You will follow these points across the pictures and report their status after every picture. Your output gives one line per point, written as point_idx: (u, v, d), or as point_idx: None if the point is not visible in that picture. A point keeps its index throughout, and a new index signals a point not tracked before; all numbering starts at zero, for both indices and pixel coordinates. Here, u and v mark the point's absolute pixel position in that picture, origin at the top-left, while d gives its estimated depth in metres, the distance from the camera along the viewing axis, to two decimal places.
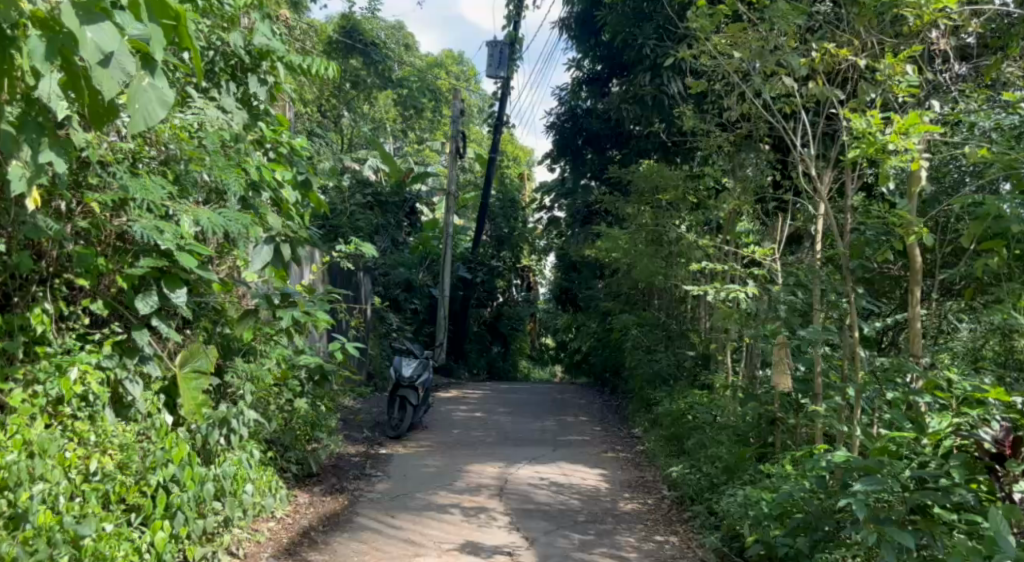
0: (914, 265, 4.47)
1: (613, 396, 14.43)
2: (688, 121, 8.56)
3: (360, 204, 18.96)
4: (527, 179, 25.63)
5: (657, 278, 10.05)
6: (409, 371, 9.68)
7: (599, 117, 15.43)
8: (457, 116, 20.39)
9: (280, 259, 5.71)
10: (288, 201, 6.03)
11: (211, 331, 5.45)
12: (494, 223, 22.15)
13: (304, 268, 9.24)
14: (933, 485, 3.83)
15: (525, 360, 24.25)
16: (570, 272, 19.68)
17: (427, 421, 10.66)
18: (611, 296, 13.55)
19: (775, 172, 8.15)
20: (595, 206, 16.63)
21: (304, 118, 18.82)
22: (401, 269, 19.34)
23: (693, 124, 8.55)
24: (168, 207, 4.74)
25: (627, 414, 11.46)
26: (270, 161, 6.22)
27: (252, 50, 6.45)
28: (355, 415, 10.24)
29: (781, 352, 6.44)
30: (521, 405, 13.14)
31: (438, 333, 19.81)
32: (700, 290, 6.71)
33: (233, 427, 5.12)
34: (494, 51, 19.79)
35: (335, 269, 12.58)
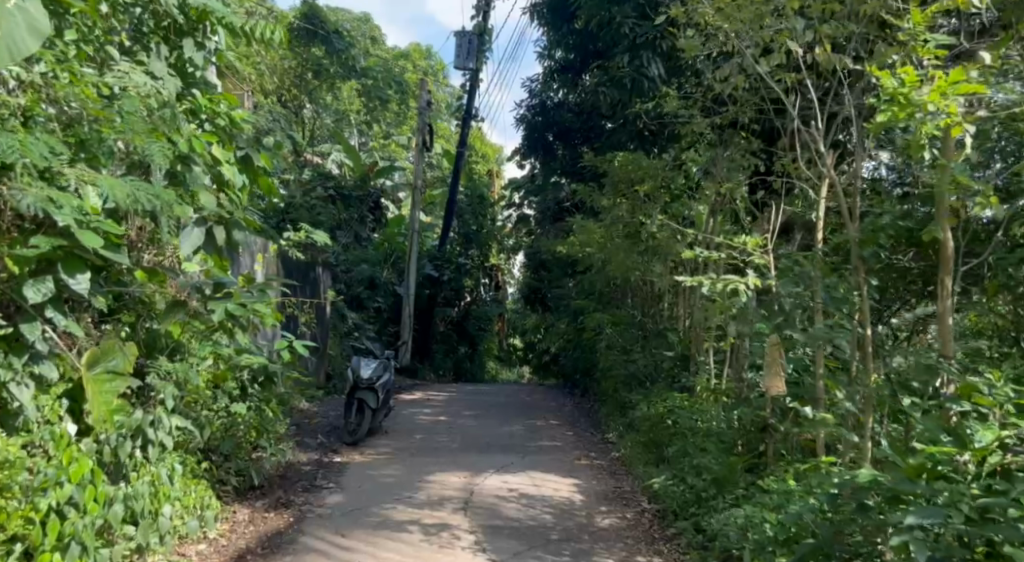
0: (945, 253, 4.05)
1: (586, 399, 13.82)
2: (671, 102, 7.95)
3: (321, 197, 18.31)
4: (496, 176, 25.02)
5: (633, 275, 9.51)
6: (369, 372, 8.99)
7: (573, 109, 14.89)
8: (424, 108, 19.77)
9: (213, 245, 5.03)
10: (230, 180, 5.46)
11: (135, 327, 4.87)
12: (461, 220, 21.56)
13: (251, 260, 8.67)
14: (1001, 516, 3.23)
15: (492, 361, 23.64)
16: (540, 271, 19.03)
17: (387, 425, 10.02)
18: (583, 294, 12.98)
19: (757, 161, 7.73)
20: (567, 203, 16.07)
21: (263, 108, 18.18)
22: (363, 265, 18.74)
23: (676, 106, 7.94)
24: (65, 176, 4.12)
25: (599, 418, 10.88)
26: (204, 134, 5.61)
27: (189, 12, 5.92)
28: (310, 421, 9.60)
29: (775, 351, 5.62)
30: (489, 409, 12.53)
31: (401, 331, 19.16)
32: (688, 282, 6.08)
33: (149, 437, 4.55)
34: (462, 42, 19.15)
35: (289, 264, 11.97)
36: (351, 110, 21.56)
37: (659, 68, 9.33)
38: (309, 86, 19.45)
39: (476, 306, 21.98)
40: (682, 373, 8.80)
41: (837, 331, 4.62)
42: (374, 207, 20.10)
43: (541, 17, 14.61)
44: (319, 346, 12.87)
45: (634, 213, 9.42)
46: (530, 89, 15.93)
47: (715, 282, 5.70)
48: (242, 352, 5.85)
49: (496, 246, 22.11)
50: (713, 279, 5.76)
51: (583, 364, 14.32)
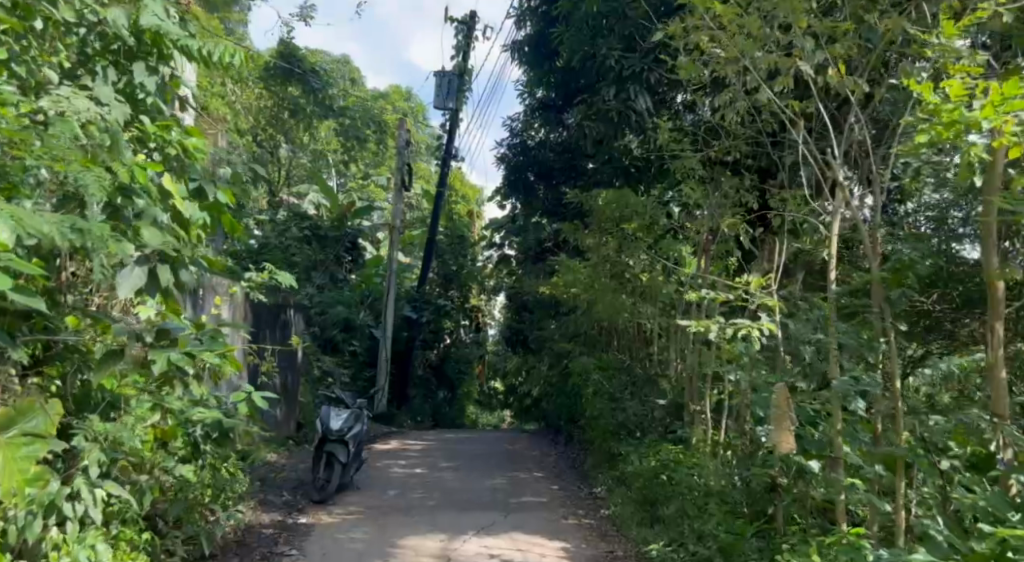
0: (995, 307, 3.80)
1: (570, 447, 13.24)
2: (662, 137, 7.50)
3: (296, 237, 17.80)
4: (477, 217, 24.55)
5: (621, 317, 9.06)
6: (338, 424, 8.64)
7: (556, 148, 14.50)
8: (403, 147, 19.33)
9: (157, 287, 4.41)
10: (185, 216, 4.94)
11: (66, 379, 4.33)
12: (441, 260, 21.07)
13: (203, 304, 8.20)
14: None
15: (473, 405, 23.06)
16: (522, 312, 18.46)
17: (361, 480, 9.47)
18: (567, 337, 12.48)
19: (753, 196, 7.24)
20: (549, 243, 15.61)
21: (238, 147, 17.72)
22: (339, 307, 18.20)
23: (666, 141, 7.49)
24: None
25: (586, 469, 10.33)
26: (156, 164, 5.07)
27: (141, 34, 5.41)
28: (276, 475, 9.30)
29: (784, 400, 4.77)
30: (469, 459, 11.94)
31: (378, 376, 18.57)
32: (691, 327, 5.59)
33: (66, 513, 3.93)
34: (442, 81, 18.79)
35: (256, 308, 11.51)
36: (329, 150, 21.12)
37: (646, 101, 8.89)
38: (286, 126, 19.13)
39: (455, 348, 21.38)
40: (675, 423, 8.24)
41: (863, 383, 4.13)
42: (351, 248, 19.58)
43: (521, 54, 14.21)
44: (281, 394, 12.33)
45: (620, 252, 8.93)
46: (511, 127, 15.53)
47: (723, 328, 5.22)
48: (194, 406, 5.28)
49: (477, 287, 21.60)
50: (711, 322, 5.27)
51: (569, 408, 13.74)
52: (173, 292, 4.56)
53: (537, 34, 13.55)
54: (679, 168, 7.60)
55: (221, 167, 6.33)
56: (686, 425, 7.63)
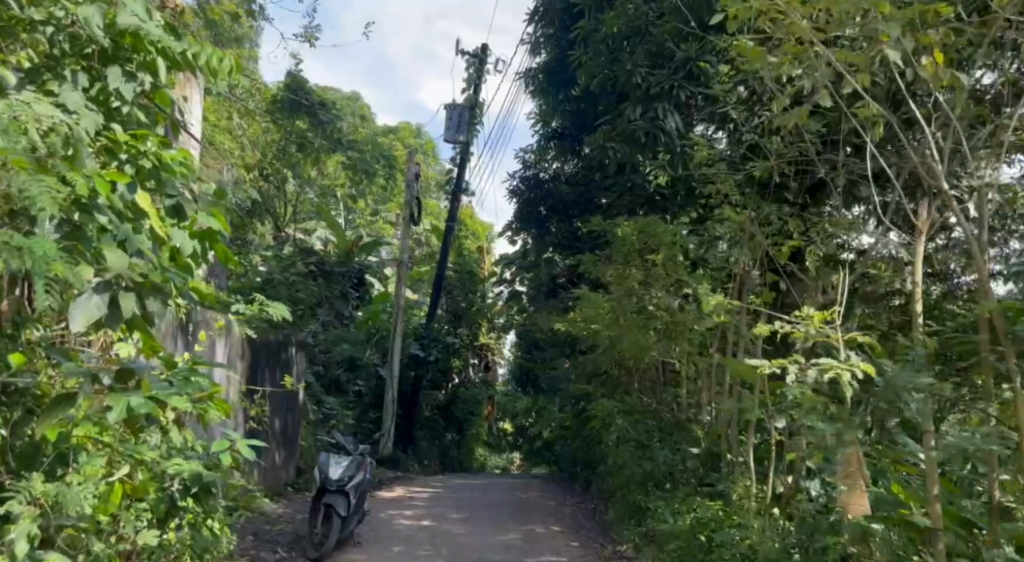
0: None
1: (585, 496, 12.56)
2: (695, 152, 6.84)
3: (302, 273, 17.21)
4: (487, 253, 23.93)
5: (647, 356, 8.38)
6: (339, 472, 8.38)
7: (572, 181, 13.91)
8: (412, 181, 18.72)
9: (118, 320, 3.66)
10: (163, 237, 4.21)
11: (9, 426, 3.67)
12: (450, 296, 20.38)
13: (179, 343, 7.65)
14: None
15: (481, 447, 22.48)
16: (533, 350, 17.66)
17: (361, 537, 8.99)
18: (585, 378, 11.84)
19: (797, 220, 6.54)
20: (562, 279, 14.98)
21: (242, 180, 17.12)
22: (344, 345, 17.57)
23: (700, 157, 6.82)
24: None
25: (608, 521, 9.70)
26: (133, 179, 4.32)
27: (118, 34, 4.56)
28: (267, 535, 8.99)
29: (853, 463, 4.44)
30: (479, 509, 11.27)
31: (385, 419, 17.90)
32: (761, 366, 5.01)
33: None
34: (452, 114, 18.20)
35: (258, 346, 11.13)
36: (336, 184, 20.55)
37: (676, 119, 8.26)
38: (292, 159, 18.32)
39: (464, 388, 20.66)
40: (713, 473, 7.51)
41: (984, 443, 3.77)
42: (358, 284, 18.91)
43: (535, 81, 13.57)
44: (273, 441, 11.84)
45: (646, 284, 8.26)
46: (524, 159, 14.92)
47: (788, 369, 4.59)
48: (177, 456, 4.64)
49: (486, 326, 20.93)
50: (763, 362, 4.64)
51: (586, 454, 12.99)
52: (151, 327, 3.91)
53: (554, 60, 12.99)
54: (714, 189, 6.92)
55: (212, 191, 5.69)
56: (725, 473, 7.07)
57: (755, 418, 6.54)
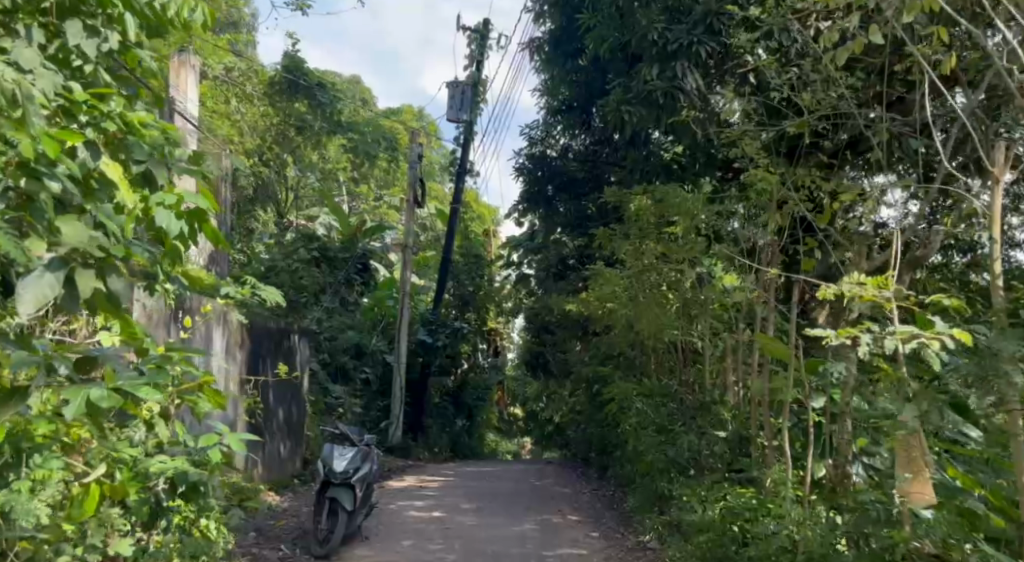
0: None
1: (601, 483, 12.15)
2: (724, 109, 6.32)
3: (304, 259, 16.76)
4: (494, 235, 23.43)
5: (669, 333, 7.91)
6: (343, 464, 7.92)
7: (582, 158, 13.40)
8: (415, 162, 18.19)
9: (75, 301, 3.18)
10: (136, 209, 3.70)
11: None
12: (457, 281, 19.87)
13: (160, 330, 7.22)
14: None
15: (491, 433, 22.19)
16: (540, 334, 17.10)
17: (370, 531, 8.56)
18: (599, 360, 11.40)
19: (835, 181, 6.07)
20: (571, 260, 14.55)
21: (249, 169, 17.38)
22: (349, 333, 17.12)
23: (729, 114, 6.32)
24: None
25: (628, 510, 9.28)
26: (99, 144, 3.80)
27: None
28: (273, 531, 8.59)
29: (913, 448, 4.22)
30: (493, 498, 10.84)
31: (393, 407, 17.50)
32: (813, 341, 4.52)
33: None
34: (455, 92, 17.66)
35: (259, 332, 10.69)
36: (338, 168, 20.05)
37: (697, 77, 7.75)
38: (293, 143, 17.86)
39: (474, 374, 20.25)
40: (743, 459, 7.06)
41: None
42: (362, 271, 18.43)
43: (541, 53, 13.01)
44: (277, 431, 11.42)
45: (666, 258, 7.77)
46: (530, 136, 14.41)
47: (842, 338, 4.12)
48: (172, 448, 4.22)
49: (494, 310, 20.45)
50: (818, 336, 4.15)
51: (601, 438, 12.53)
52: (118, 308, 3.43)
53: (561, 29, 12.44)
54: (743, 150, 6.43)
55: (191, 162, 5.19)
56: (754, 460, 6.67)
57: (791, 398, 6.05)
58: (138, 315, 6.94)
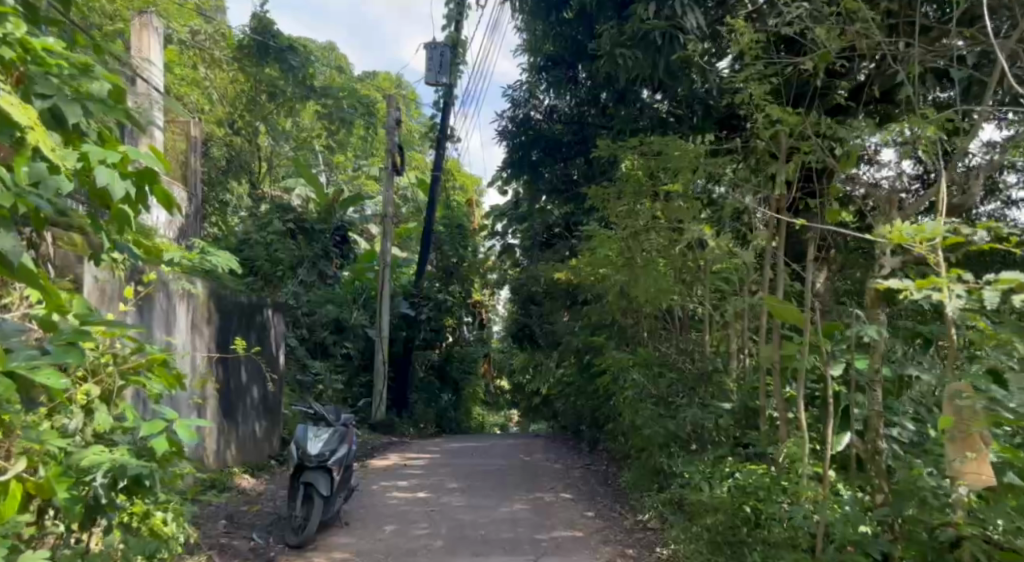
0: None
1: (593, 458, 11.68)
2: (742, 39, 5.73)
3: (281, 232, 16.26)
4: (478, 206, 22.56)
5: (669, 298, 7.41)
6: (320, 447, 7.31)
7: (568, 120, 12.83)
8: (393, 128, 17.50)
9: None
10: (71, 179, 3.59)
11: None
12: (440, 252, 19.07)
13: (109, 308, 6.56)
14: None
15: (478, 406, 21.86)
16: (527, 305, 16.50)
17: (351, 517, 8.01)
18: (590, 329, 10.88)
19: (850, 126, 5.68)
20: (556, 228, 14.06)
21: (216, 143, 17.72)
22: (329, 306, 16.62)
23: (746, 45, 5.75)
24: None
25: (623, 485, 8.80)
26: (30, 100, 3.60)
27: None
28: (247, 518, 8.05)
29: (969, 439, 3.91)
30: (481, 476, 10.33)
31: (376, 382, 16.95)
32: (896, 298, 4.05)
33: None
34: (433, 53, 16.92)
35: (229, 306, 10.21)
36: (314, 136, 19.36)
37: (696, 16, 7.32)
38: (265, 112, 17.23)
39: (459, 347, 19.68)
40: (749, 433, 6.54)
41: None
42: (340, 243, 17.86)
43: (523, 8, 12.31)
44: (252, 410, 10.91)
45: (661, 221, 7.37)
46: (512, 98, 13.75)
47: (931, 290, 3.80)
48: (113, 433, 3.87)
49: (479, 281, 19.84)
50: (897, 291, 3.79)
51: (592, 411, 11.98)
52: None
53: None
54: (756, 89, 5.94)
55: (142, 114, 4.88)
56: (761, 433, 6.15)
57: (809, 364, 5.50)
58: (89, 291, 6.29)
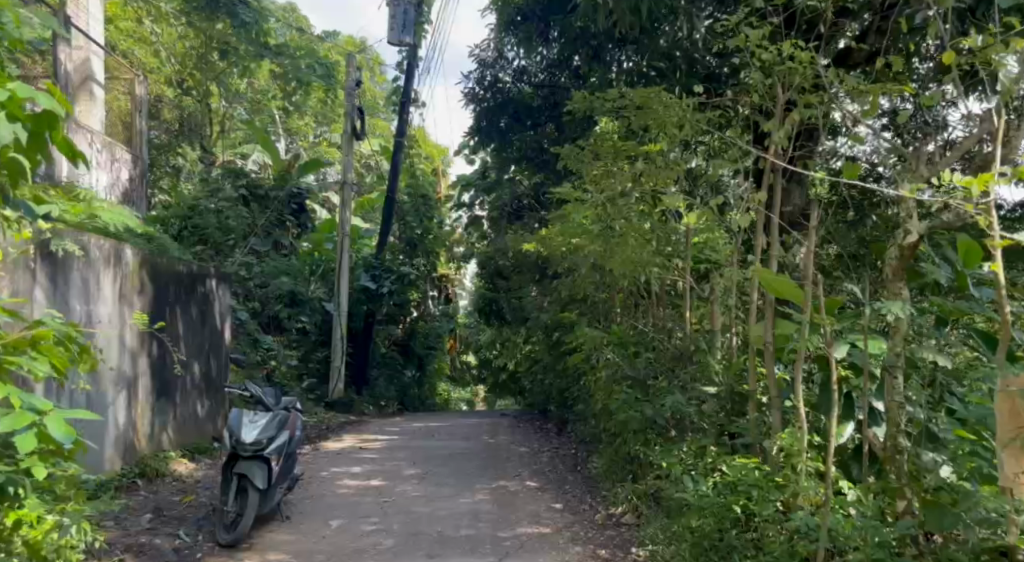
0: None
1: (563, 441, 10.98)
2: None
3: (232, 198, 15.58)
4: (444, 175, 21.82)
5: (651, 270, 6.73)
6: (255, 434, 6.52)
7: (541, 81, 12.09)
8: (353, 89, 16.60)
9: None
10: None
11: None
12: (403, 223, 18.07)
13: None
14: None
15: (443, 382, 21.17)
16: (494, 279, 15.72)
17: (292, 510, 7.24)
18: (561, 304, 10.17)
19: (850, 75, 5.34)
20: (526, 198, 13.35)
21: (165, 102, 17.22)
22: (284, 278, 15.85)
23: None
24: None
25: (595, 472, 8.11)
26: None
27: None
28: (177, 512, 7.28)
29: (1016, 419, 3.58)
30: (441, 460, 9.59)
31: (333, 358, 16.16)
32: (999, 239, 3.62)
33: None
34: (397, 11, 16.01)
35: (160, 277, 9.53)
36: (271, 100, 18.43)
37: None
38: (215, 70, 17.22)
39: (423, 323, 18.89)
40: (736, 422, 5.82)
41: None
42: (298, 211, 17.23)
43: None
44: (187, 389, 10.20)
45: (637, 185, 6.66)
46: (480, 58, 12.93)
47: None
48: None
49: (445, 254, 19.02)
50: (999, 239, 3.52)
51: (562, 391, 11.27)
52: None
53: None
54: (754, 33, 5.44)
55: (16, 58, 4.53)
56: (750, 423, 5.43)
57: (811, 347, 4.83)
58: None
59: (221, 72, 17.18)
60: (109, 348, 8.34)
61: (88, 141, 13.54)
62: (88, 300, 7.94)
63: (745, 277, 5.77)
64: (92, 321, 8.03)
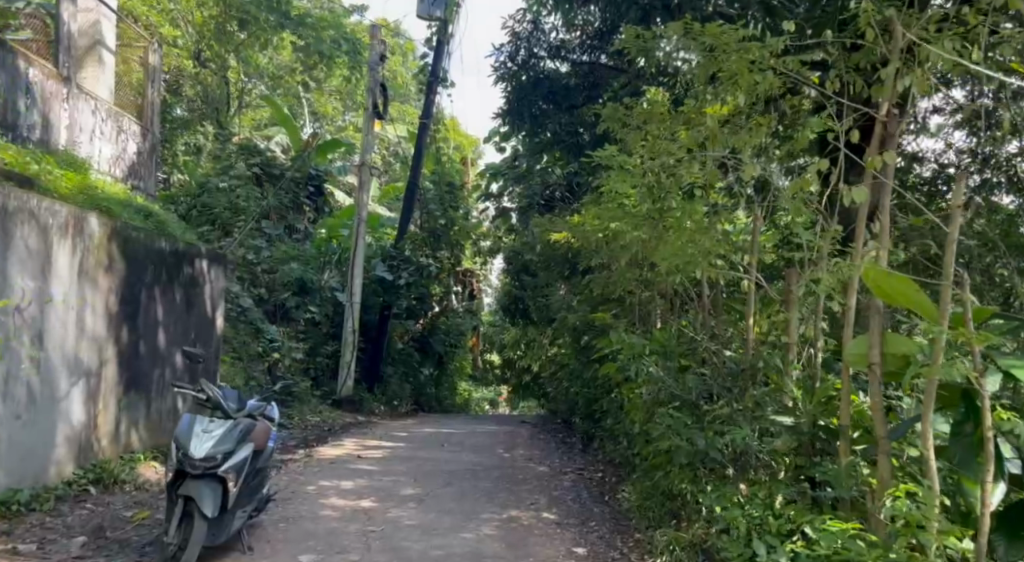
0: None
1: (590, 459, 9.62)
2: None
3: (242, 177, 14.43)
4: (474, 165, 20.54)
5: (711, 264, 5.38)
6: (207, 447, 5.22)
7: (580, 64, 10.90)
8: (376, 64, 15.29)
9: None
10: None
11: None
12: (425, 212, 16.63)
13: None
14: None
15: (463, 382, 19.90)
16: (521, 276, 14.35)
17: (255, 539, 5.96)
18: (593, 304, 8.85)
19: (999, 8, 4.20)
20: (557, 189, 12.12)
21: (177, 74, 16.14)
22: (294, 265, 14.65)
23: None
24: None
25: (626, 506, 6.76)
26: None
27: None
28: (120, 535, 6.03)
29: None
30: (446, 477, 8.28)
31: (342, 352, 14.92)
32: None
33: None
34: None
35: (138, 251, 8.33)
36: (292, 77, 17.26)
37: None
38: (233, 42, 15.93)
39: (444, 318, 17.60)
40: (820, 465, 4.50)
41: None
42: (314, 194, 16.09)
43: None
44: (164, 381, 8.96)
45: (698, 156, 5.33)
46: (513, 30, 11.63)
47: None
48: None
49: (470, 247, 17.72)
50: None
51: (590, 402, 9.92)
52: None
53: None
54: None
55: None
56: (842, 469, 4.10)
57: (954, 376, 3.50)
58: None
59: (241, 44, 16.03)
60: (64, 332, 7.15)
61: (93, 106, 12.25)
62: (35, 275, 6.76)
63: (840, 274, 4.43)
64: (42, 297, 6.86)
